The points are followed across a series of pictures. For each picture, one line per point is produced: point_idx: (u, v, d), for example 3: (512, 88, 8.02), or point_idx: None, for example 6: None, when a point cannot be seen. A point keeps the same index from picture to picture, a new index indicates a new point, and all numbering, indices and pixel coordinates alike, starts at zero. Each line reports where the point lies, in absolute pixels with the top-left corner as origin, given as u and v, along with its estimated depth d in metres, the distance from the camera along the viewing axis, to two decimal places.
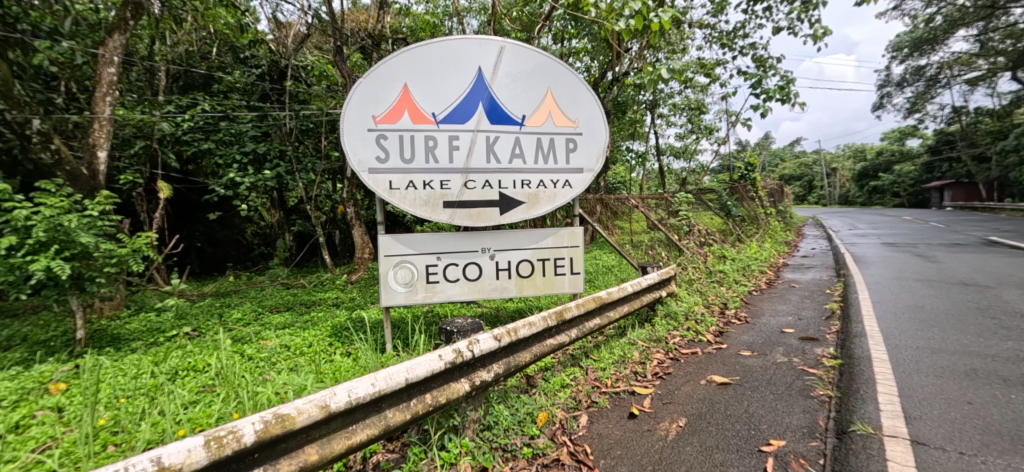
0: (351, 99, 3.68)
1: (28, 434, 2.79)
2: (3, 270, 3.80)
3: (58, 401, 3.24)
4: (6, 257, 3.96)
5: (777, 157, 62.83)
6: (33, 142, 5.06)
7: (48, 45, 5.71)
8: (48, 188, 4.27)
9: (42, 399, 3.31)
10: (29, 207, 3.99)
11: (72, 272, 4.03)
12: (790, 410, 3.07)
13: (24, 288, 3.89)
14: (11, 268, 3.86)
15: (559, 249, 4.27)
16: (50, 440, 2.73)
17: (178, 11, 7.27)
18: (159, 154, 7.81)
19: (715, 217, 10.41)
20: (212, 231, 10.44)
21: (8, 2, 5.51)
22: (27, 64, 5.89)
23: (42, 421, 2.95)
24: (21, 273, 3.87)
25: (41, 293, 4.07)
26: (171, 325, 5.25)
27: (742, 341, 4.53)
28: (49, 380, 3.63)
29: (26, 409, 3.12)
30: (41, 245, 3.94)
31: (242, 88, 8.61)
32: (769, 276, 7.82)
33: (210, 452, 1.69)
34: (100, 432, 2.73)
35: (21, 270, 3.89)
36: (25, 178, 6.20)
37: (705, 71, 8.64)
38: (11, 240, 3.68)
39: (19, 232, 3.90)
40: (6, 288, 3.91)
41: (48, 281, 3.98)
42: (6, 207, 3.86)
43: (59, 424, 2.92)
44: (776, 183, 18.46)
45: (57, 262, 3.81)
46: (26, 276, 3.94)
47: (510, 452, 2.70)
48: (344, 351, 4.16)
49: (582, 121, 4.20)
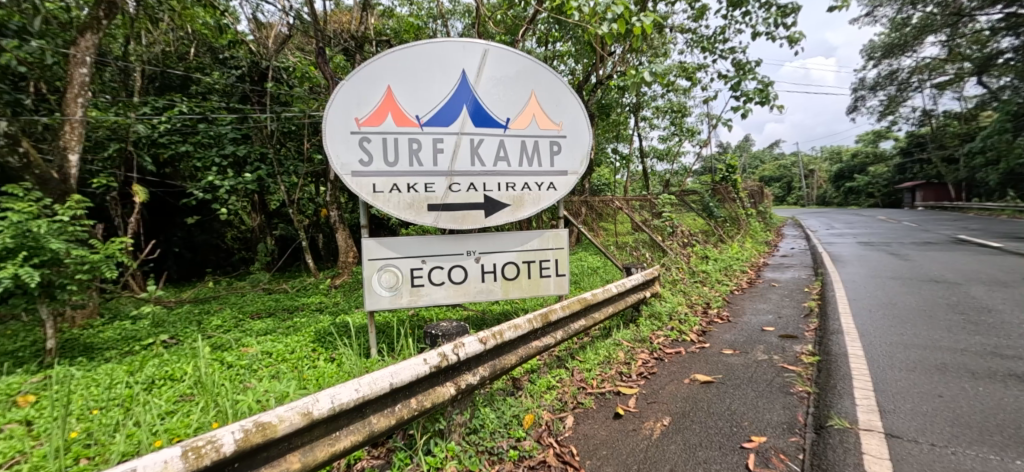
0: (333, 100, 3.64)
1: None
2: None
3: (27, 414, 3.14)
4: None
5: (757, 159, 63.93)
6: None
7: (15, 44, 5.48)
8: (15, 192, 4.13)
9: (10, 411, 3.21)
10: None
11: (41, 280, 3.91)
12: (770, 407, 3.13)
13: None
14: None
15: (544, 251, 4.29)
16: (18, 454, 2.64)
17: (154, 11, 7.13)
18: (134, 158, 7.65)
19: (697, 218, 10.60)
20: (191, 236, 10.28)
21: None
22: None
23: (10, 435, 2.86)
24: None
25: (9, 302, 3.94)
26: (147, 333, 5.12)
27: (725, 340, 4.60)
28: (16, 392, 3.52)
29: None
30: (9, 252, 3.82)
31: (221, 90, 8.53)
32: (749, 276, 7.94)
33: (188, 462, 1.65)
34: (71, 445, 2.65)
35: None
36: None
37: (686, 75, 8.73)
38: None
39: None
40: None
41: (16, 290, 3.87)
42: None
43: (28, 438, 2.83)
44: (757, 185, 18.82)
45: (25, 269, 3.70)
46: None
47: (497, 455, 2.70)
48: (328, 357, 4.11)
49: (566, 124, 4.22)
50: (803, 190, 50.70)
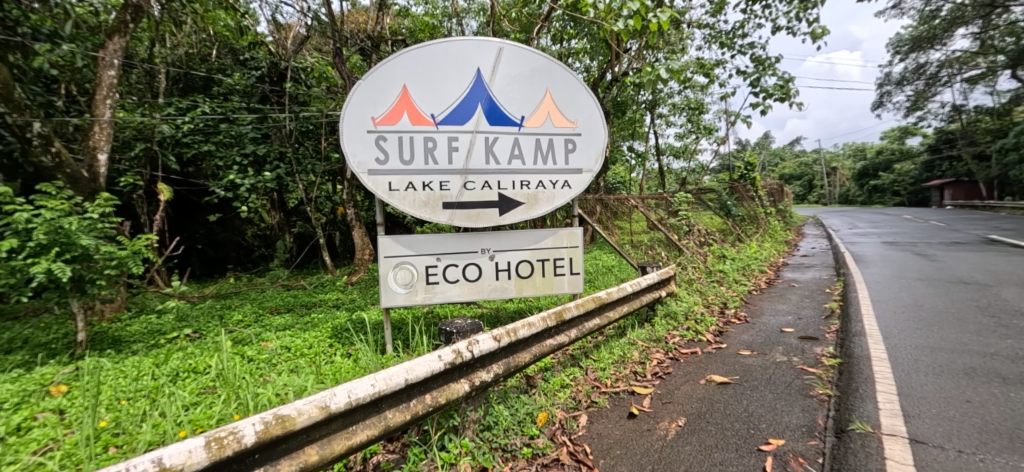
0: (350, 100, 3.68)
1: (30, 436, 2.79)
2: (4, 272, 3.80)
3: (59, 403, 3.24)
4: (7, 259, 3.96)
5: (778, 156, 62.74)
6: (33, 145, 5.05)
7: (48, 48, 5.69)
8: (48, 190, 4.25)
9: (43, 400, 3.31)
10: (31, 210, 3.98)
11: (72, 274, 4.03)
12: (789, 409, 3.08)
13: (25, 290, 3.89)
14: (12, 271, 3.86)
15: (558, 249, 4.26)
16: (51, 442, 2.73)
17: (177, 14, 7.27)
18: (159, 157, 7.84)
19: (714, 217, 10.46)
20: (212, 233, 10.48)
21: (7, 5, 5.54)
22: (27, 67, 5.90)
23: (44, 423, 2.96)
24: (21, 276, 3.87)
25: (42, 295, 4.07)
26: (172, 327, 5.24)
27: (743, 341, 4.53)
28: (50, 382, 3.64)
29: (27, 411, 3.11)
30: (42, 247, 3.94)
31: (242, 91, 8.65)
32: (768, 276, 7.81)
33: (211, 452, 1.68)
34: (101, 434, 2.73)
35: (22, 273, 3.88)
36: (25, 182, 6.17)
37: (704, 71, 8.62)
38: (11, 242, 3.69)
39: (21, 235, 3.91)
40: (6, 291, 3.92)
41: (49, 284, 3.99)
42: (6, 209, 3.85)
43: (61, 426, 2.93)
44: (776, 183, 18.44)
45: (58, 264, 3.80)
46: (28, 277, 3.94)
47: (511, 452, 2.70)
48: (345, 352, 4.16)
49: (581, 121, 4.19)
50: (825, 189, 49.59)
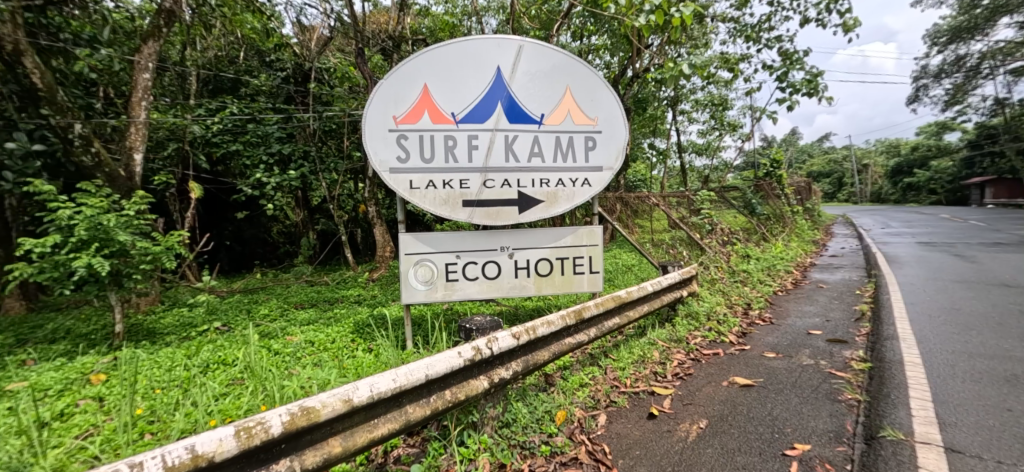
0: (372, 100, 3.72)
1: (72, 421, 2.91)
2: (49, 266, 3.99)
3: (99, 391, 3.37)
4: (51, 254, 4.14)
5: (805, 153, 61.13)
6: (75, 145, 5.26)
7: (88, 53, 5.88)
8: (89, 188, 4.42)
9: (84, 388, 3.45)
10: (73, 207, 4.14)
11: (111, 269, 4.18)
12: (816, 414, 3.00)
13: (68, 283, 4.07)
14: (56, 265, 4.03)
15: (578, 247, 4.23)
16: (92, 427, 2.85)
17: (207, 18, 7.46)
18: (191, 156, 8.09)
19: (738, 215, 10.27)
20: (240, 230, 10.75)
21: (50, 12, 5.79)
22: (68, 71, 6.13)
23: (85, 410, 3.08)
24: (65, 269, 4.04)
25: (83, 288, 4.24)
26: (202, 320, 5.40)
27: (767, 343, 4.43)
28: (90, 371, 3.79)
29: (69, 398, 3.25)
30: (83, 243, 4.10)
31: (267, 91, 8.80)
32: (795, 276, 7.63)
33: (240, 441, 1.72)
34: (137, 421, 2.83)
35: (65, 267, 4.05)
36: (68, 182, 6.37)
37: (728, 66, 8.46)
38: (55, 238, 3.85)
39: (64, 231, 4.08)
40: (51, 283, 4.10)
41: (89, 278, 4.16)
42: (51, 206, 4.02)
43: (100, 413, 3.05)
44: (804, 181, 17.99)
45: (97, 259, 3.96)
46: (70, 271, 4.12)
47: (529, 449, 2.70)
48: (367, 347, 4.21)
49: (602, 119, 4.14)
50: (855, 186, 48.13)
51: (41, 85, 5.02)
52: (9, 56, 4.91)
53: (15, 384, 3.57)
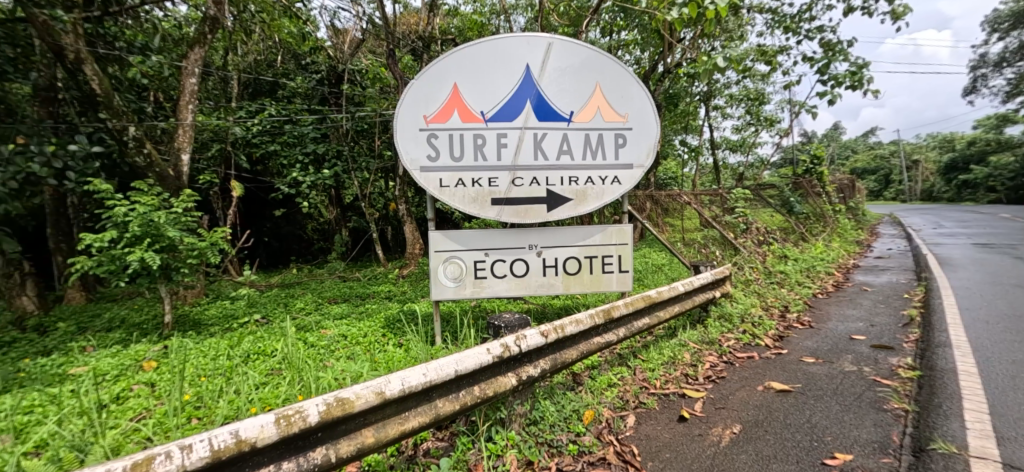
0: (403, 100, 3.77)
1: (127, 405, 3.07)
2: (106, 260, 4.20)
3: (150, 377, 3.53)
4: (109, 248, 4.37)
5: (848, 148, 58.59)
6: (129, 147, 5.54)
7: (140, 60, 6.09)
8: (142, 187, 4.65)
9: (137, 374, 3.63)
10: (127, 204, 4.33)
11: (162, 263, 4.37)
12: (859, 422, 2.87)
13: (122, 276, 4.28)
14: (113, 258, 4.25)
15: (607, 246, 4.17)
16: (145, 411, 3.00)
17: (246, 24, 7.68)
18: (233, 156, 8.45)
19: (775, 214, 9.95)
20: (278, 227, 11.11)
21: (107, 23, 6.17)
22: (123, 77, 6.46)
23: (138, 394, 3.24)
24: (120, 263, 4.26)
25: (136, 281, 4.46)
26: (243, 312, 5.61)
27: (806, 347, 4.27)
28: (142, 358, 3.98)
29: (124, 382, 3.43)
30: (137, 238, 4.31)
31: (303, 93, 9.15)
32: (836, 278, 7.32)
33: (280, 428, 1.76)
34: (185, 406, 2.96)
35: (121, 260, 4.27)
36: (123, 180, 6.71)
37: (765, 59, 8.20)
38: (111, 233, 4.06)
39: (119, 227, 4.29)
40: (108, 275, 4.32)
41: (142, 271, 4.36)
42: (108, 204, 4.24)
43: (152, 397, 3.20)
44: (847, 178, 17.23)
45: (150, 254, 4.16)
46: (125, 265, 4.33)
47: (556, 448, 2.68)
48: (397, 342, 4.28)
49: (632, 115, 4.06)
50: (902, 183, 45.83)
51: (100, 91, 5.30)
52: (71, 64, 5.20)
53: (76, 368, 3.79)
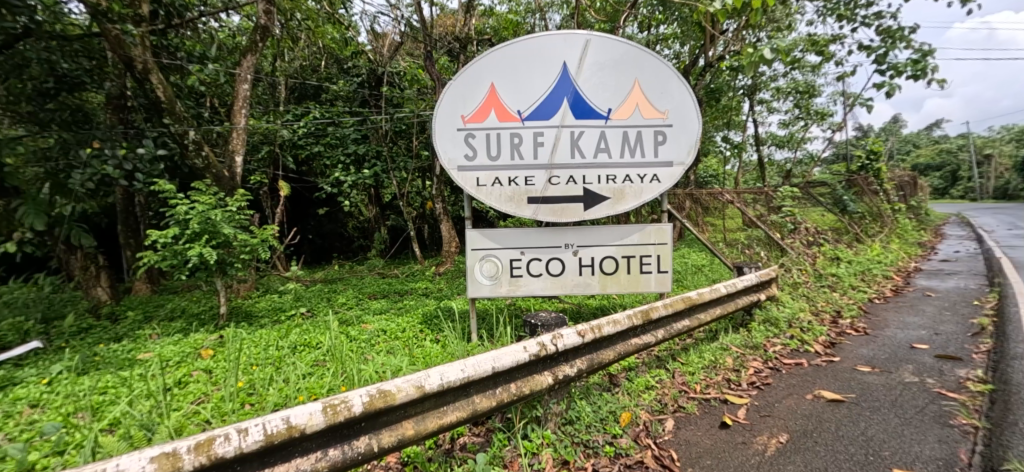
0: (442, 100, 3.82)
1: (188, 389, 3.25)
2: (169, 254, 4.46)
3: (208, 364, 3.72)
4: (171, 244, 4.64)
5: (908, 142, 55.03)
6: (189, 150, 5.87)
7: (199, 68, 6.41)
8: (200, 187, 4.91)
9: (196, 361, 3.83)
10: (188, 203, 4.60)
11: (218, 258, 4.60)
12: (921, 438, 2.69)
13: (183, 269, 4.53)
14: (175, 253, 4.50)
15: (645, 246, 4.08)
16: (204, 395, 3.16)
17: (293, 31, 7.98)
18: (280, 158, 8.84)
19: (825, 213, 9.47)
20: (321, 225, 11.50)
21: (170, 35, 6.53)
22: (183, 85, 6.85)
23: (197, 379, 3.42)
24: (181, 257, 4.51)
25: (195, 274, 4.72)
26: (290, 305, 5.84)
27: (861, 355, 4.04)
28: (201, 345, 4.21)
29: (185, 368, 3.63)
30: (196, 234, 4.55)
31: (345, 96, 9.51)
32: (895, 282, 6.88)
33: (327, 417, 1.82)
34: (239, 393, 3.11)
35: (182, 255, 4.52)
36: (183, 181, 7.12)
37: (816, 49, 7.82)
38: (173, 230, 4.31)
39: (181, 224, 4.55)
40: (171, 269, 4.58)
41: (201, 266, 4.60)
42: (171, 202, 4.51)
43: (210, 383, 3.37)
44: (907, 175, 16.16)
45: (208, 249, 4.39)
46: (185, 259, 4.58)
47: (593, 448, 2.64)
48: (434, 338, 4.34)
49: (672, 111, 3.95)
50: (970, 180, 42.62)
51: (164, 98, 5.62)
52: (139, 74, 5.55)
53: (143, 354, 4.04)
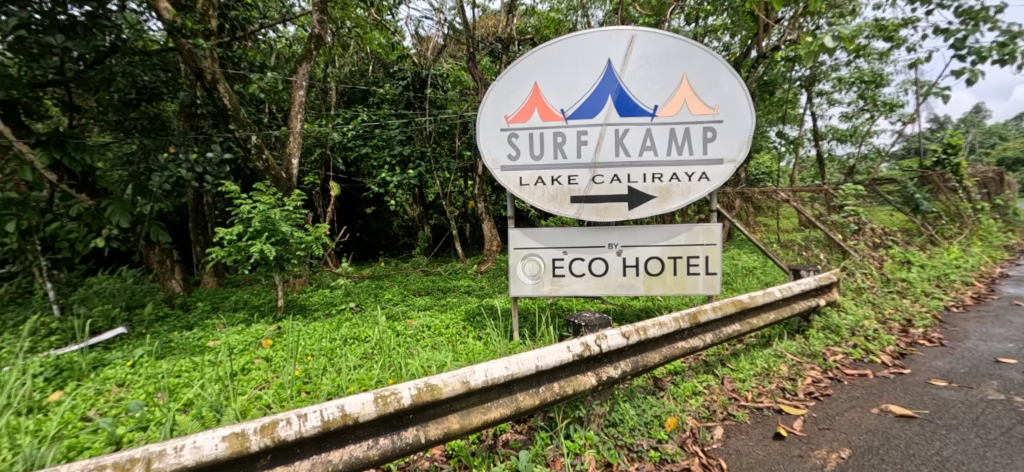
0: (486, 101, 3.87)
1: (252, 375, 3.43)
2: (234, 250, 4.72)
3: (268, 352, 3.90)
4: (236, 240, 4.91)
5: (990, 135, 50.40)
6: (251, 153, 6.20)
7: (259, 77, 6.76)
8: (261, 187, 5.18)
9: (257, 349, 4.04)
10: (250, 203, 4.86)
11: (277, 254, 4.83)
12: (1007, 462, 2.45)
13: (246, 263, 4.79)
14: (239, 249, 4.77)
15: (693, 246, 3.93)
16: (265, 382, 3.33)
17: (343, 38, 8.26)
18: (331, 160, 9.21)
19: (893, 213, 8.81)
20: (368, 224, 11.88)
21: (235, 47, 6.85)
22: (245, 93, 7.25)
23: (258, 366, 3.60)
24: (245, 253, 4.76)
25: (257, 269, 4.97)
26: (340, 300, 6.06)
27: (935, 368, 3.73)
28: (262, 335, 4.43)
29: (248, 355, 3.84)
30: (257, 232, 4.79)
31: (391, 100, 9.69)
32: (976, 290, 6.30)
33: (378, 407, 1.90)
34: (296, 380, 3.25)
35: (246, 251, 4.77)
36: (246, 181, 7.53)
37: (883, 34, 7.30)
38: (237, 228, 4.56)
39: (244, 222, 4.81)
40: (236, 263, 4.86)
41: (262, 261, 4.85)
42: (235, 202, 4.79)
43: (270, 370, 3.55)
44: (991, 171, 14.76)
45: (268, 246, 4.61)
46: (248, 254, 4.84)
47: (636, 452, 2.57)
48: (477, 335, 4.37)
49: (723, 107, 3.77)
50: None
51: (229, 106, 5.98)
52: (208, 84, 5.92)
53: (212, 341, 4.31)
